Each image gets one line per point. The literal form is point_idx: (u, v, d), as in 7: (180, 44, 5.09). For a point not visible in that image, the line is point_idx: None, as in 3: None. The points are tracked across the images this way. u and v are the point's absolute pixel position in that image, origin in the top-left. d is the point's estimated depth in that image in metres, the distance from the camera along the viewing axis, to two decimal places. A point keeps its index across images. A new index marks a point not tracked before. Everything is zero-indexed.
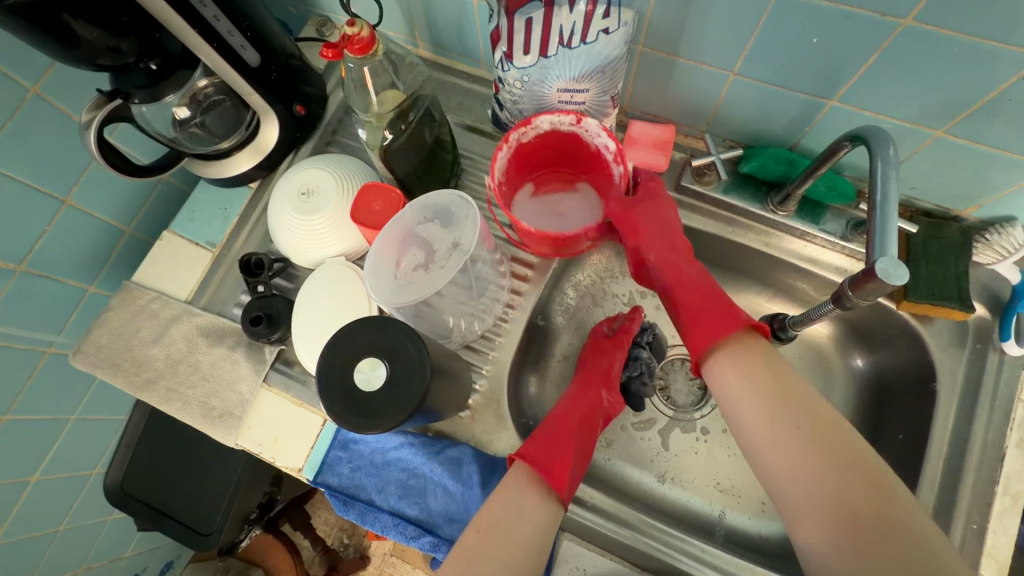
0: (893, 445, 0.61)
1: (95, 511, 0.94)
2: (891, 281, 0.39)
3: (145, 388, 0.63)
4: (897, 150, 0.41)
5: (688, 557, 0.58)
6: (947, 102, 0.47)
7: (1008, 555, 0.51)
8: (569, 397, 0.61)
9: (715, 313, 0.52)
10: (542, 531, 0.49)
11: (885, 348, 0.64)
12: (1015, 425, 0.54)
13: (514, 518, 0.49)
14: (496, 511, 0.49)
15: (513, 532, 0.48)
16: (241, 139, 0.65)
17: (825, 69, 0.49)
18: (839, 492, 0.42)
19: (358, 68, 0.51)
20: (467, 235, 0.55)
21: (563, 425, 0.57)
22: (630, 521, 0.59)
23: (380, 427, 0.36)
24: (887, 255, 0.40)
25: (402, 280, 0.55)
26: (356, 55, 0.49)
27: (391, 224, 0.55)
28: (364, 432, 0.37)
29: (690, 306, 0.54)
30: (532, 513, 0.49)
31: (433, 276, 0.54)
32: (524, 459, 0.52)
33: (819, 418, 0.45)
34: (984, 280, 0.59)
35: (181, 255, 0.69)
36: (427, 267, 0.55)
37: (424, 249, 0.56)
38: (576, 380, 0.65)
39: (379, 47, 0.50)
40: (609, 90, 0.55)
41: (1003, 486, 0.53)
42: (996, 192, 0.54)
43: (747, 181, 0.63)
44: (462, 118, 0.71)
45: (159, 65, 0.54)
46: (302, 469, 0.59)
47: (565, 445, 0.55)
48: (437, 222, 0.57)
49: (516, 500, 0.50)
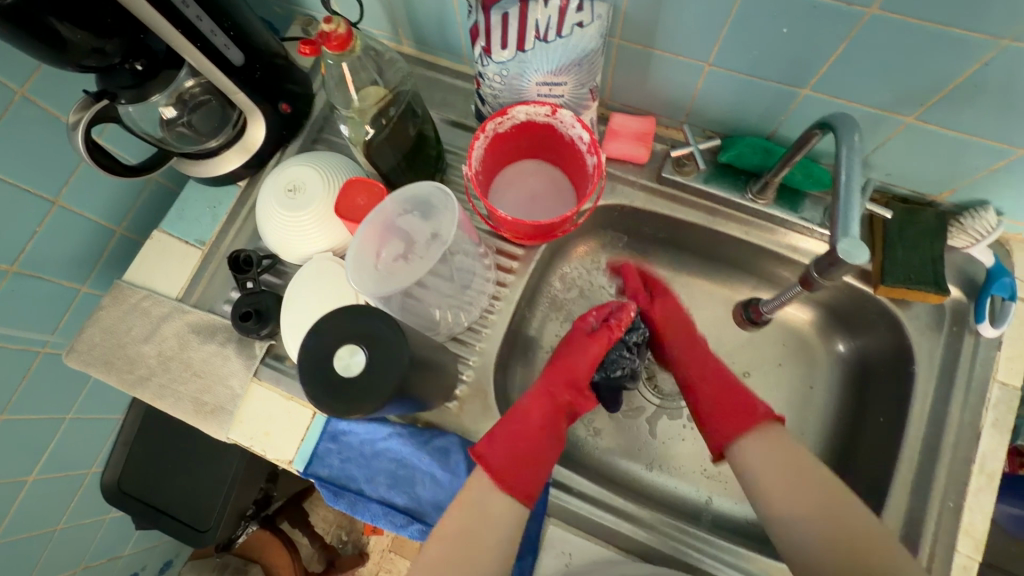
0: (874, 428, 0.62)
1: (92, 510, 0.95)
2: (852, 260, 0.39)
3: (138, 385, 0.64)
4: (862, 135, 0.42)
5: (681, 545, 0.59)
6: (916, 88, 0.48)
7: (985, 532, 0.53)
8: (530, 396, 0.62)
9: (738, 406, 0.61)
10: (505, 528, 0.55)
11: (866, 332, 0.66)
12: (991, 405, 0.55)
13: (481, 520, 0.54)
14: (462, 514, 0.54)
15: (480, 532, 0.54)
16: (228, 138, 0.66)
17: (796, 59, 0.50)
18: (846, 522, 0.52)
19: (336, 65, 0.53)
20: (446, 227, 0.56)
21: (524, 429, 0.58)
22: (640, 518, 0.59)
23: (358, 411, 0.37)
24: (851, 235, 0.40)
25: (384, 269, 0.56)
26: (334, 51, 0.49)
27: (373, 216, 0.54)
28: (342, 415, 0.38)
29: (717, 396, 0.63)
30: (498, 513, 0.55)
31: (413, 267, 0.56)
32: (488, 469, 0.55)
33: (820, 483, 0.54)
34: (960, 263, 0.60)
35: (171, 253, 0.69)
36: (407, 257, 0.57)
37: (404, 240, 0.58)
38: (544, 374, 0.65)
39: (356, 43, 0.50)
40: (587, 84, 0.56)
41: (979, 466, 0.54)
42: (969, 176, 0.55)
43: (726, 170, 0.64)
44: (446, 114, 0.72)
45: (145, 66, 0.56)
46: (292, 461, 0.60)
47: (524, 450, 0.57)
48: (417, 214, 0.58)
49: (478, 503, 0.55)
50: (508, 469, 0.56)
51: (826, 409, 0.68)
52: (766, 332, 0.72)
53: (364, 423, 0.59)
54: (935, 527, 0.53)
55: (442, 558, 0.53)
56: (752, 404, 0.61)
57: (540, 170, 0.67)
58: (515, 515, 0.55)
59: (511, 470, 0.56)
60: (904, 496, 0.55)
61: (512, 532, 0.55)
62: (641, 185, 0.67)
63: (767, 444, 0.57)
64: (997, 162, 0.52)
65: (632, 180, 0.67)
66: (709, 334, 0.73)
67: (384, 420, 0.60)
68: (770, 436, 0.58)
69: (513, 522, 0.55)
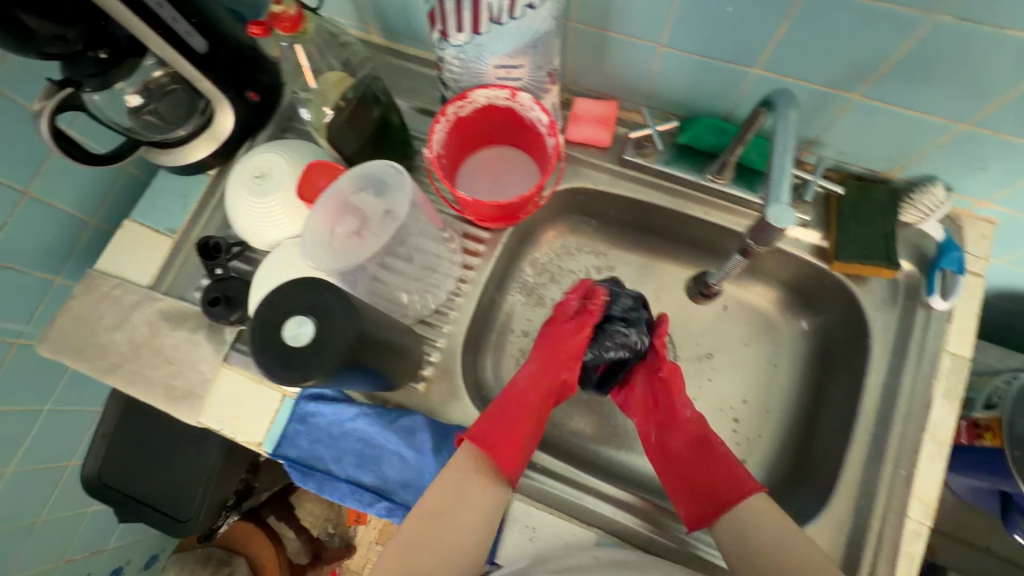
0: (834, 403, 0.64)
1: (73, 503, 0.96)
2: (777, 224, 0.41)
3: (109, 372, 0.64)
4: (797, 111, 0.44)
5: (646, 520, 0.60)
6: (859, 65, 0.49)
7: (936, 498, 0.54)
8: (525, 378, 0.64)
9: (731, 478, 0.58)
10: (483, 511, 0.55)
11: (826, 309, 0.67)
12: (941, 374, 0.57)
13: (457, 507, 0.54)
14: (438, 499, 0.54)
15: (456, 517, 0.54)
16: (195, 127, 0.68)
17: (744, 38, 0.51)
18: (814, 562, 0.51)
19: (292, 48, 0.53)
20: (399, 203, 0.57)
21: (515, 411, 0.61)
22: (613, 496, 0.61)
23: (304, 379, 0.38)
24: (781, 201, 0.41)
25: (337, 246, 0.57)
26: (286, 32, 0.50)
27: (327, 194, 0.56)
28: (290, 383, 0.39)
29: (716, 465, 0.60)
30: (476, 499, 0.55)
31: (365, 243, 0.56)
32: (476, 445, 0.57)
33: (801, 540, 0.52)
34: (911, 239, 0.61)
35: (142, 242, 0.70)
36: (360, 233, 0.57)
37: (358, 217, 0.58)
38: (535, 356, 0.66)
39: (308, 25, 0.52)
40: (545, 66, 0.57)
41: (930, 434, 0.55)
42: (916, 152, 0.56)
43: (686, 152, 0.66)
44: (414, 101, 0.73)
45: (109, 54, 0.56)
46: (261, 443, 0.61)
47: (514, 430, 0.59)
48: (371, 191, 0.58)
49: (456, 488, 0.55)
50: (497, 449, 0.57)
51: (790, 386, 0.70)
52: (732, 312, 0.74)
53: (332, 404, 0.61)
54: (886, 494, 0.55)
55: (416, 544, 0.52)
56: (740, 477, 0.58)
57: (503, 155, 0.69)
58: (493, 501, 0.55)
59: (500, 449, 0.57)
60: (858, 465, 0.57)
61: (487, 520, 0.55)
62: (604, 167, 0.68)
63: (756, 516, 0.55)
64: (941, 137, 0.53)
65: (595, 163, 0.68)
66: (677, 316, 0.75)
67: (351, 402, 0.62)
68: (759, 508, 0.55)
69: (489, 509, 0.55)
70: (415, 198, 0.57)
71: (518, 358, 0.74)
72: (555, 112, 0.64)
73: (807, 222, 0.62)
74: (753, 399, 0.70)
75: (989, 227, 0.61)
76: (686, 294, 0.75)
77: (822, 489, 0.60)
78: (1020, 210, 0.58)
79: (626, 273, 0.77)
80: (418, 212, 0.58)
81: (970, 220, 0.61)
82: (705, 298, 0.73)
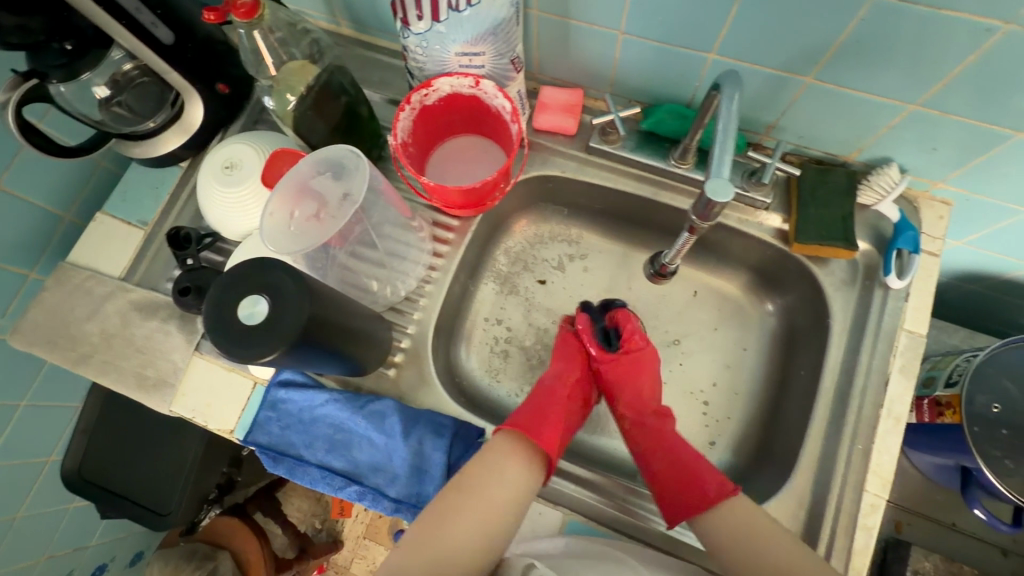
0: (798, 383, 0.65)
1: (53, 499, 0.96)
2: (715, 198, 0.43)
3: (81, 362, 0.64)
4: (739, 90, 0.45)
5: (619, 503, 0.61)
6: (809, 48, 0.50)
7: (892, 471, 0.55)
8: (553, 374, 0.66)
9: (695, 482, 0.56)
10: (519, 496, 0.54)
11: (791, 292, 0.69)
12: (898, 352, 0.58)
13: (496, 482, 0.54)
14: (479, 472, 0.54)
15: (496, 494, 0.53)
16: (166, 118, 0.68)
17: (698, 23, 0.52)
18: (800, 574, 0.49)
19: (250, 36, 0.53)
20: (356, 186, 0.57)
21: (548, 400, 0.62)
22: (589, 481, 0.62)
23: (259, 354, 0.39)
24: (722, 176, 0.44)
25: (296, 230, 0.57)
26: (242, 19, 0.50)
27: (286, 177, 0.56)
28: (243, 361, 0.40)
29: (678, 469, 0.58)
30: (514, 478, 0.54)
31: (323, 226, 0.57)
32: (515, 428, 0.58)
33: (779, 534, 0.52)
34: (867, 221, 0.63)
35: (114, 234, 0.70)
36: (318, 217, 0.58)
37: (317, 201, 0.59)
38: (556, 356, 0.69)
39: (264, 11, 0.52)
40: (507, 53, 0.58)
41: (887, 409, 0.57)
42: (871, 135, 0.58)
43: (651, 138, 0.67)
44: (384, 92, 0.74)
45: (74, 46, 0.56)
46: (233, 430, 0.62)
47: (552, 414, 0.61)
48: (329, 174, 0.58)
49: (494, 466, 0.55)
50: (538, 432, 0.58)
51: (758, 369, 0.71)
52: (702, 297, 0.75)
53: (302, 390, 0.61)
54: (844, 468, 0.56)
55: (452, 514, 0.51)
56: (704, 481, 0.56)
57: (471, 144, 0.69)
58: (529, 481, 0.55)
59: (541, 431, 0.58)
60: (817, 441, 0.58)
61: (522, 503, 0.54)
62: (571, 155, 0.69)
63: (725, 523, 0.53)
64: (893, 118, 0.55)
65: (563, 151, 0.69)
66: (648, 302, 0.75)
67: (322, 388, 0.62)
68: (734, 511, 0.53)
69: (526, 493, 0.55)
70: (372, 182, 0.57)
71: (492, 346, 0.75)
72: (520, 100, 0.65)
73: (768, 206, 0.64)
74: (723, 382, 0.71)
75: (945, 208, 0.62)
76: (643, 274, 0.77)
77: (784, 466, 0.61)
78: (973, 190, 0.59)
79: (598, 261, 0.78)
80: (381, 198, 0.59)
81: (927, 201, 0.63)
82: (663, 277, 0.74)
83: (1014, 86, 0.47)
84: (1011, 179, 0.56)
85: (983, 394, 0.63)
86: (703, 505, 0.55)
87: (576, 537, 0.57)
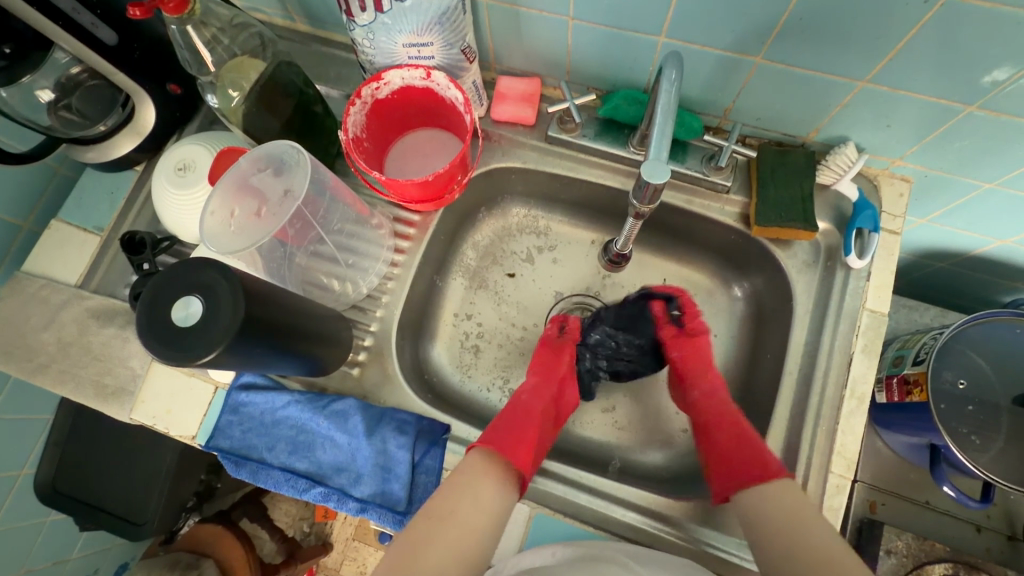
0: (765, 366, 0.65)
1: (28, 514, 0.94)
2: (652, 179, 0.45)
3: (37, 373, 0.62)
4: (679, 76, 0.46)
5: (598, 497, 0.59)
6: (756, 26, 0.50)
7: (856, 452, 0.55)
8: (529, 389, 0.62)
9: (756, 456, 0.53)
10: (495, 512, 0.50)
11: (758, 275, 0.68)
12: (860, 331, 0.58)
13: (468, 504, 0.49)
14: (448, 497, 0.49)
15: (468, 515, 0.49)
16: (118, 120, 0.66)
17: (644, 6, 0.51)
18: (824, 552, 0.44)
19: (183, 34, 0.52)
20: (299, 183, 0.56)
21: (527, 415, 0.58)
22: (568, 477, 0.60)
23: (191, 358, 0.39)
24: (657, 157, 0.46)
25: (236, 227, 0.55)
26: (171, 14, 0.49)
27: (228, 175, 0.53)
28: (182, 366, 0.40)
29: (727, 443, 0.55)
30: (487, 499, 0.50)
31: (263, 223, 0.56)
32: (488, 445, 0.54)
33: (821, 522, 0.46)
34: (826, 202, 0.63)
35: (70, 241, 0.69)
36: (260, 215, 0.57)
37: (259, 199, 0.58)
38: (532, 371, 0.65)
39: (195, 6, 0.50)
40: (457, 43, 0.57)
41: (850, 389, 0.57)
42: (826, 114, 0.58)
43: (611, 125, 0.67)
44: (343, 88, 0.72)
45: (13, 49, 0.55)
46: (195, 436, 0.61)
47: (527, 430, 0.57)
48: (270, 171, 0.57)
49: (469, 485, 0.51)
50: (514, 451, 0.54)
51: (728, 354, 0.71)
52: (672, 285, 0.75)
53: (264, 393, 0.60)
54: (810, 448, 0.56)
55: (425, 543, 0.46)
56: (763, 457, 0.52)
57: (429, 137, 0.68)
58: (506, 503, 0.52)
59: (516, 451, 0.54)
60: (783, 426, 0.58)
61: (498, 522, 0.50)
62: (532, 145, 0.69)
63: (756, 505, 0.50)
64: (844, 97, 0.55)
65: (524, 141, 0.69)
66: (615, 292, 0.75)
67: (283, 390, 0.61)
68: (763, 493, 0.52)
69: (501, 513, 0.51)
70: (314, 177, 0.56)
71: (462, 341, 0.74)
72: (476, 91, 0.65)
73: (729, 189, 0.65)
74: None
75: (905, 185, 0.62)
76: (599, 265, 0.76)
77: None
78: (931, 167, 0.59)
79: (567, 251, 0.77)
80: (330, 195, 0.59)
81: (887, 178, 0.63)
82: (619, 266, 0.74)
83: (960, 59, 0.46)
84: (965, 154, 0.56)
85: (950, 371, 0.63)
86: (753, 479, 0.51)
87: (565, 546, 0.54)
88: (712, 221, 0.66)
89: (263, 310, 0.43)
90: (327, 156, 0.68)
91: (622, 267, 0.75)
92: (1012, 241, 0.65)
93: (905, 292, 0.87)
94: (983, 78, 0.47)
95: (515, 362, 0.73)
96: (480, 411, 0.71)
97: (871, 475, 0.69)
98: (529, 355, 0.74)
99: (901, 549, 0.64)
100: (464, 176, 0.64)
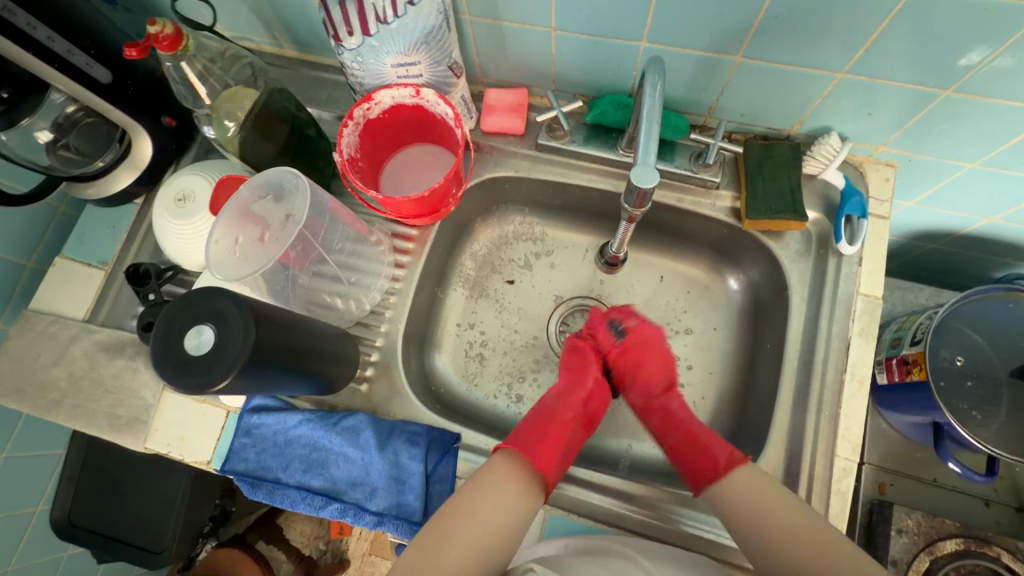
0: (766, 356, 0.66)
1: (45, 550, 0.94)
2: (642, 183, 0.47)
3: (50, 409, 0.63)
4: (660, 84, 0.48)
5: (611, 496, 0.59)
6: (732, 26, 0.51)
7: (860, 435, 0.56)
8: (555, 393, 0.62)
9: (705, 457, 0.56)
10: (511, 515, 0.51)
11: (753, 267, 0.70)
12: (856, 316, 0.59)
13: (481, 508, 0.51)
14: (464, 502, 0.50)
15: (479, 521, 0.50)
16: (116, 156, 0.67)
17: (622, 15, 0.53)
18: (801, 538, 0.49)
19: (176, 67, 0.54)
20: (298, 207, 0.58)
21: (547, 419, 0.59)
22: (579, 478, 0.61)
23: (206, 386, 0.40)
24: (646, 161, 0.47)
25: (240, 253, 0.56)
26: (165, 51, 0.51)
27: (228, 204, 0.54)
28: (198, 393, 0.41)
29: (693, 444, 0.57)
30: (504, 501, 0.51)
31: (266, 248, 0.57)
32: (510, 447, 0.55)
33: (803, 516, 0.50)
34: (815, 192, 0.65)
35: (75, 276, 0.70)
36: (262, 240, 0.58)
37: (259, 224, 0.58)
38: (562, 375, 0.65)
39: (188, 42, 0.52)
40: (443, 60, 0.58)
41: (850, 373, 0.58)
42: (808, 106, 0.59)
43: (599, 130, 0.69)
44: (333, 110, 0.73)
45: (11, 93, 0.57)
46: (210, 461, 0.62)
47: (553, 436, 0.57)
48: (270, 197, 0.59)
49: (487, 489, 0.52)
50: (539, 453, 0.55)
51: (729, 347, 0.72)
52: (668, 281, 0.76)
53: (275, 414, 0.61)
54: (813, 433, 0.57)
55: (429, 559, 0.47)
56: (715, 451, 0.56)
57: (423, 153, 0.70)
58: (517, 511, 0.52)
59: (538, 453, 0.55)
60: (787, 412, 0.59)
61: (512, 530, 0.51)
62: (522, 154, 0.70)
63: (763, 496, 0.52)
64: (825, 88, 0.56)
65: (514, 151, 0.70)
66: (613, 293, 0.76)
67: (294, 409, 0.62)
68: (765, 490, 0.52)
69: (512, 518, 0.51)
70: (314, 201, 0.58)
71: (467, 350, 0.75)
72: (465, 104, 0.66)
73: (719, 184, 0.66)
74: (698, 363, 0.72)
75: (890, 170, 0.64)
76: (597, 267, 0.77)
77: (756, 438, 0.62)
78: (913, 151, 0.61)
79: (565, 256, 0.78)
80: (330, 215, 0.61)
81: (872, 165, 0.64)
82: (615, 267, 0.75)
83: (933, 44, 0.48)
84: (946, 136, 0.57)
85: (947, 348, 0.64)
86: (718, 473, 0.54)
87: (576, 538, 0.56)
88: (705, 215, 0.67)
89: (273, 332, 0.44)
90: (323, 177, 0.70)
91: (619, 268, 0.76)
92: (998, 219, 0.66)
93: (900, 273, 0.88)
94: (958, 62, 0.49)
95: (519, 368, 0.74)
96: (488, 418, 0.71)
97: (878, 457, 0.70)
98: (535, 361, 0.74)
99: (912, 527, 0.64)
100: (459, 188, 0.66)
